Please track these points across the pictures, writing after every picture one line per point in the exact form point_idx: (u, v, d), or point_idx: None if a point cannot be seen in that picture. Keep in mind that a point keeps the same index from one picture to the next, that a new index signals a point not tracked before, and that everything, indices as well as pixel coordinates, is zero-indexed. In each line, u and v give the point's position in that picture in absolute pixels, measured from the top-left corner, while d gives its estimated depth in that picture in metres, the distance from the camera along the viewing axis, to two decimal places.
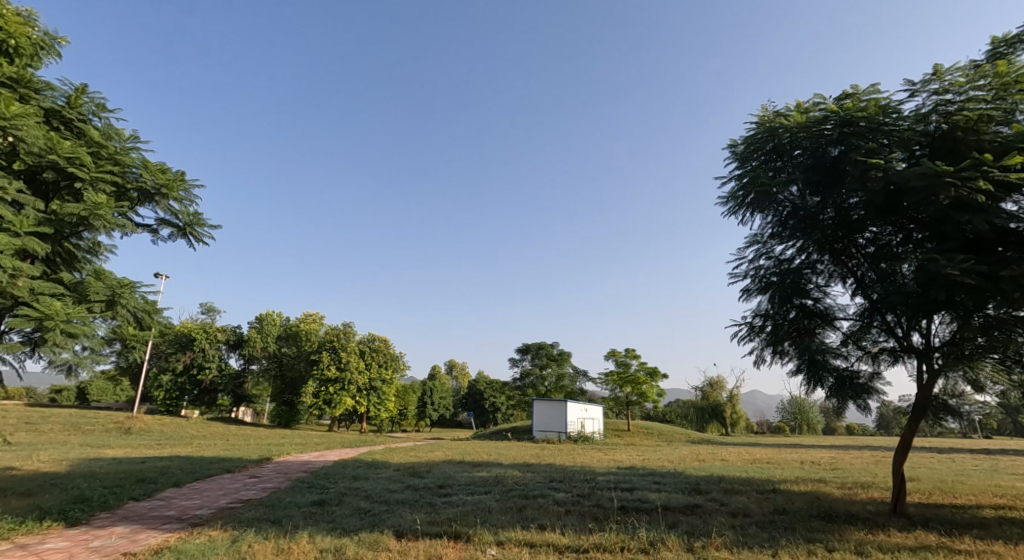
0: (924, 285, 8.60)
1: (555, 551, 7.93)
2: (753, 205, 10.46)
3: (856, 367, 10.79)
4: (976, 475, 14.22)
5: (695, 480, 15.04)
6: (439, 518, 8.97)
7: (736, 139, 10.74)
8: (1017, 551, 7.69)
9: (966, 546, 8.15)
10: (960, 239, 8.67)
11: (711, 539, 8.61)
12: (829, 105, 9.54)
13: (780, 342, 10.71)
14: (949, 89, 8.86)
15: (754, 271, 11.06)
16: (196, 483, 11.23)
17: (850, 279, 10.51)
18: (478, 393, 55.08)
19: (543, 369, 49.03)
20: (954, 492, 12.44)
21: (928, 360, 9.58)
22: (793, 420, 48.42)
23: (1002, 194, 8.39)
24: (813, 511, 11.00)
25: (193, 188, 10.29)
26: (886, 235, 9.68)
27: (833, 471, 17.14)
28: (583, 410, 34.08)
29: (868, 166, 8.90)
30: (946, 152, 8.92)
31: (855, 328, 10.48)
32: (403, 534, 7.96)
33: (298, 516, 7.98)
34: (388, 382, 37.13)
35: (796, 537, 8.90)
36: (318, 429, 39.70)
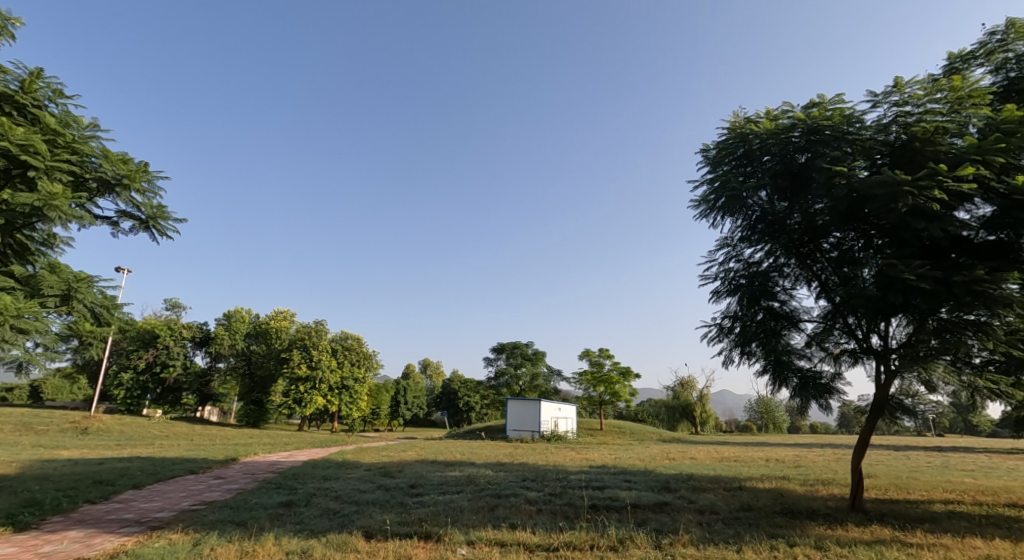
0: (883, 289, 8.94)
1: (525, 550, 8.02)
2: (724, 209, 10.65)
3: (819, 367, 11.15)
4: (929, 472, 14.82)
5: (664, 478, 15.32)
6: (409, 519, 8.98)
7: (709, 144, 10.98)
8: (964, 543, 8.07)
9: (917, 540, 8.51)
10: (917, 245, 9.03)
11: (678, 536, 8.82)
12: (797, 113, 9.84)
13: (748, 343, 10.97)
14: (908, 101, 9.21)
15: (723, 273, 11.33)
16: (156, 485, 10.99)
17: (815, 282, 10.84)
18: (452, 393, 54.95)
19: (518, 368, 49.16)
20: (908, 488, 12.95)
21: (885, 361, 9.93)
22: (760, 419, 49.62)
23: (956, 203, 8.79)
24: (777, 508, 11.34)
25: (157, 180, 10.08)
26: (849, 240, 10.04)
27: (797, 468, 17.67)
28: (556, 409, 34.32)
29: (833, 173, 9.19)
30: (905, 161, 9.29)
31: (819, 330, 10.82)
32: (373, 535, 7.96)
33: (264, 518, 7.90)
34: (360, 381, 36.78)
35: (759, 533, 9.17)
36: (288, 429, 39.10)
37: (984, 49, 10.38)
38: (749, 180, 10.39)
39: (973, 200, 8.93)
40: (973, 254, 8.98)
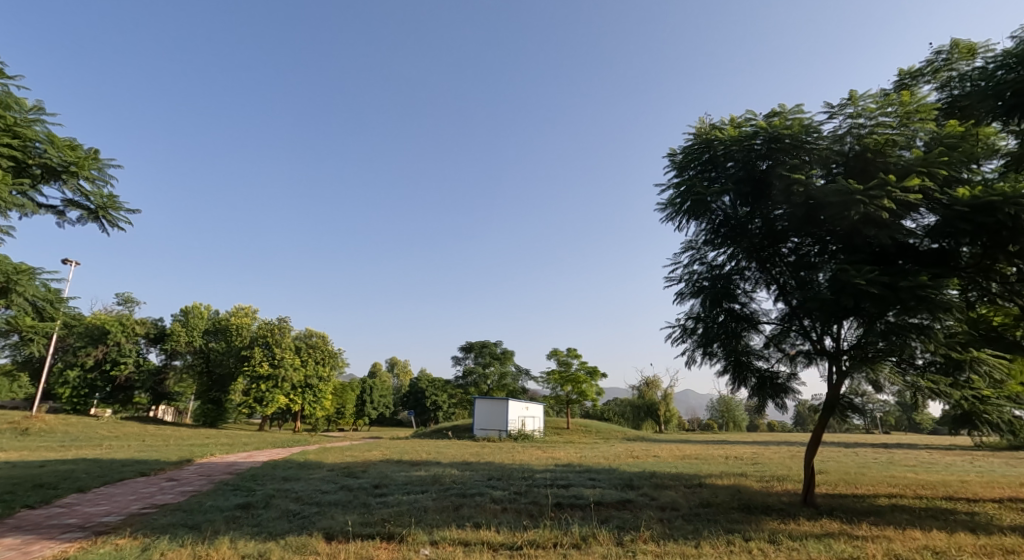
0: (836, 293, 9.28)
1: (489, 549, 8.08)
2: (689, 213, 10.86)
3: (776, 368, 11.52)
4: (876, 468, 15.53)
5: (628, 476, 15.61)
6: (372, 519, 8.94)
7: (676, 149, 11.20)
8: (905, 534, 8.50)
9: (863, 532, 8.92)
10: (867, 252, 9.46)
11: (640, 533, 9.01)
12: (760, 122, 10.11)
13: (709, 343, 11.24)
14: (862, 114, 9.60)
15: (687, 275, 11.62)
16: (103, 488, 10.63)
17: (774, 285, 11.08)
18: (420, 392, 54.60)
19: (486, 367, 49.13)
20: (855, 483, 13.56)
21: (837, 362, 10.42)
22: (721, 418, 51.01)
23: (904, 212, 9.16)
24: (734, 504, 11.71)
25: (107, 168, 9.81)
26: (806, 245, 10.42)
27: (754, 465, 18.26)
28: (524, 408, 34.47)
29: (792, 180, 9.57)
30: (858, 171, 9.67)
31: (776, 331, 11.17)
32: (334, 536, 7.89)
33: (220, 521, 7.75)
34: (325, 379, 36.24)
35: (717, 529, 9.46)
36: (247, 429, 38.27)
37: (931, 66, 11.04)
38: (713, 185, 10.65)
39: (918, 210, 9.34)
40: (919, 261, 9.43)
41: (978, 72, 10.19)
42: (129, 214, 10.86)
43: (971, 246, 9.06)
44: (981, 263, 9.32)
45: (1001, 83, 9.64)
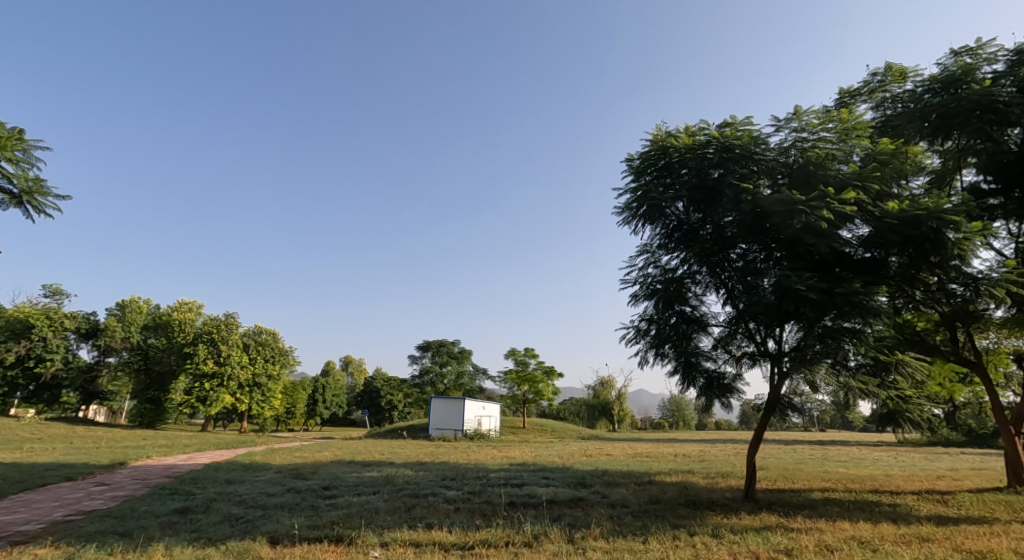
0: (779, 297, 9.67)
1: (441, 549, 8.09)
2: (645, 217, 11.09)
3: (723, 369, 11.85)
4: (812, 463, 16.38)
5: (580, 474, 15.88)
6: (321, 522, 8.81)
7: (633, 154, 11.41)
8: (836, 526, 8.99)
9: (798, 524, 9.40)
10: (808, 260, 9.92)
11: (590, 530, 9.21)
12: (712, 131, 10.52)
13: (661, 344, 11.51)
14: (805, 128, 10.08)
15: (642, 277, 11.89)
16: (24, 494, 10.06)
17: (722, 289, 11.45)
18: (374, 391, 53.82)
19: (443, 366, 48.83)
20: (793, 478, 14.26)
21: (778, 364, 10.87)
22: (672, 416, 52.55)
23: (840, 222, 9.66)
24: (681, 500, 12.11)
25: (31, 150, 10.71)
26: (753, 252, 10.80)
27: (701, 462, 18.92)
28: (480, 408, 34.49)
29: (741, 190, 9.95)
30: (801, 182, 10.13)
31: (724, 333, 11.55)
32: (279, 540, 7.74)
33: (154, 527, 7.47)
34: (274, 377, 35.41)
35: (664, 524, 9.76)
36: (187, 429, 37.15)
37: (868, 87, 11.70)
38: (668, 191, 10.89)
39: (853, 220, 9.76)
40: (852, 269, 9.95)
41: (909, 94, 10.88)
42: (53, 200, 11.61)
43: (898, 255, 9.66)
44: (907, 272, 9.96)
45: (928, 105, 10.35)
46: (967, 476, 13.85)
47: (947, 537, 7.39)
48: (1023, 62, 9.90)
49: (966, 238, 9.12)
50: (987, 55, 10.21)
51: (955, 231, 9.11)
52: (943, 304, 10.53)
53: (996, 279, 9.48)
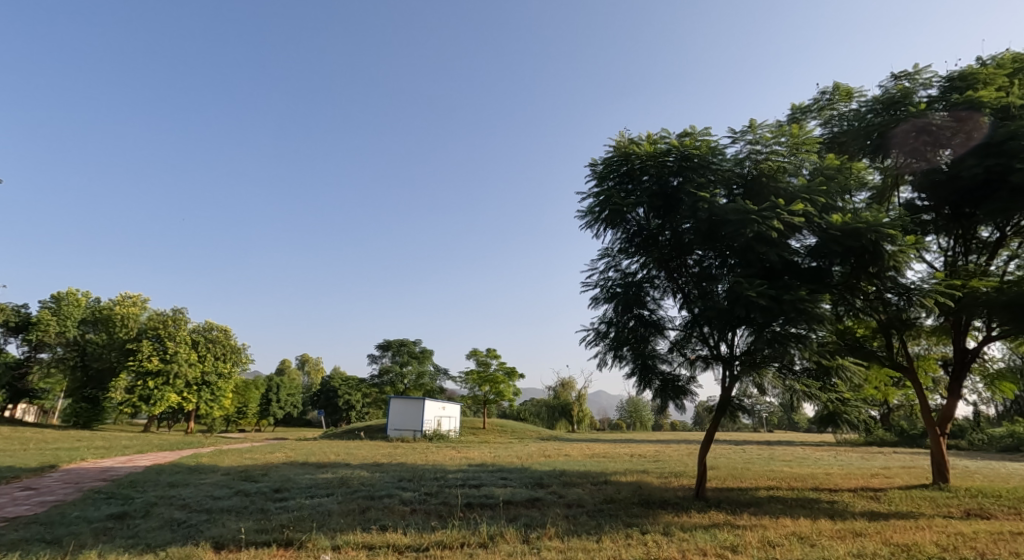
0: (731, 303, 10.00)
1: (394, 551, 8.03)
2: (607, 222, 11.22)
3: (678, 371, 12.02)
4: (759, 463, 16.99)
5: (538, 475, 16.00)
6: (270, 526, 8.61)
7: (596, 159, 11.48)
8: (778, 523, 9.35)
9: (743, 521, 9.73)
10: (759, 268, 10.23)
11: (546, 530, 9.31)
12: (673, 140, 10.72)
13: (620, 346, 11.67)
14: (759, 141, 10.45)
15: (602, 281, 12.03)
16: None
17: (679, 294, 11.68)
18: (332, 390, 52.78)
19: (404, 366, 48.31)
20: (741, 477, 14.74)
21: (730, 367, 11.18)
22: (630, 417, 53.57)
23: (789, 232, 10.03)
24: (635, 499, 12.36)
25: None
26: (709, 259, 11.08)
27: (656, 462, 19.34)
28: (440, 408, 34.28)
29: (698, 198, 10.22)
30: (754, 193, 10.47)
31: (680, 336, 11.79)
32: (224, 546, 7.53)
33: (87, 534, 7.15)
34: (225, 376, 34.33)
35: (617, 523, 9.94)
36: (123, 429, 36.02)
37: (818, 104, 12.24)
38: (630, 197, 11.05)
39: (801, 231, 10.15)
40: (799, 277, 10.34)
41: (854, 113, 11.47)
42: None
43: (841, 265, 10.12)
44: (848, 281, 10.41)
45: (870, 125, 11.07)
46: (899, 474, 14.67)
47: (878, 531, 7.79)
48: (954, 88, 10.61)
49: (901, 250, 9.70)
50: (923, 80, 10.85)
51: (892, 243, 9.67)
52: (881, 313, 11.11)
53: (927, 290, 10.11)
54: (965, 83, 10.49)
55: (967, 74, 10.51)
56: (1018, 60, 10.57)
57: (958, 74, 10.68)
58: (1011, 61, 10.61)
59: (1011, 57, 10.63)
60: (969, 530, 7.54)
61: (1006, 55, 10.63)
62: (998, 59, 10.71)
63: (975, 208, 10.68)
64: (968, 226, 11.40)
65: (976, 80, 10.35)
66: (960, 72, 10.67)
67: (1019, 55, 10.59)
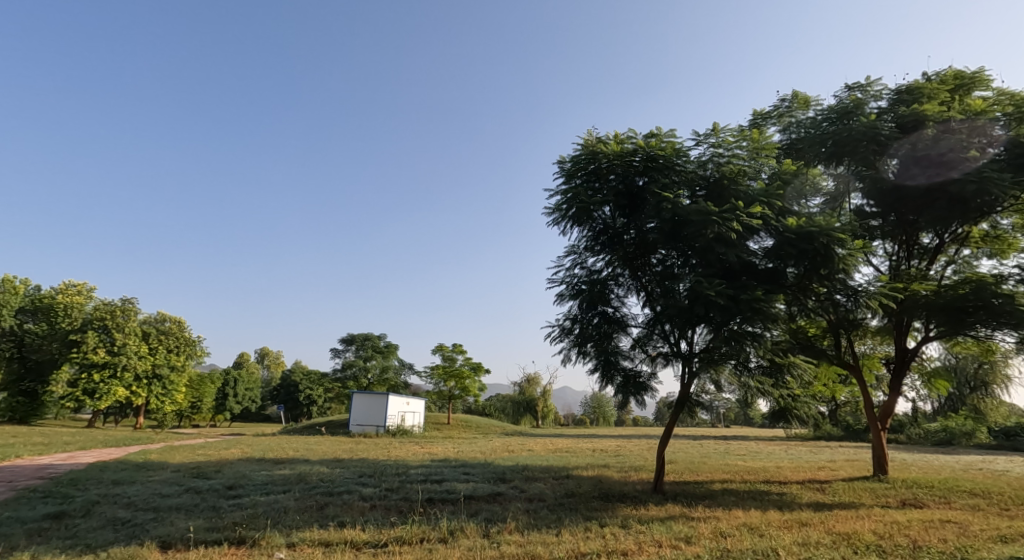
0: (691, 301, 10.20)
1: (352, 548, 7.93)
2: (574, 219, 11.21)
3: (639, 367, 12.12)
4: (715, 457, 17.50)
5: (501, 470, 16.04)
6: (221, 524, 8.38)
7: (565, 157, 11.42)
8: (730, 514, 9.64)
9: (697, 513, 9.97)
10: (718, 268, 10.45)
11: (506, 524, 9.35)
12: (639, 141, 10.74)
13: (584, 343, 11.74)
14: (722, 144, 10.70)
15: (568, 277, 12.09)
16: None
17: (643, 292, 11.81)
18: (292, 385, 51.55)
19: (367, 360, 47.76)
20: (698, 470, 15.14)
21: (689, 364, 11.38)
22: (593, 413, 54.40)
23: (748, 234, 10.28)
24: (595, 493, 12.55)
25: None
26: (671, 259, 11.23)
27: (616, 457, 19.69)
28: (404, 403, 34.01)
29: (663, 199, 10.37)
30: (715, 196, 10.66)
31: (642, 334, 11.92)
32: (171, 546, 7.30)
33: (22, 535, 6.82)
34: (177, 368, 33.47)
35: (577, 517, 10.08)
36: (66, 425, 34.35)
37: (777, 111, 12.62)
38: (597, 195, 11.07)
39: (759, 234, 10.42)
40: (756, 278, 10.63)
41: (810, 120, 11.81)
42: None
43: (795, 267, 10.40)
44: (802, 282, 10.68)
45: (825, 133, 11.37)
46: (842, 466, 15.34)
47: (821, 521, 8.10)
48: (902, 101, 11.08)
49: (849, 254, 10.07)
50: (875, 92, 11.31)
51: (841, 247, 10.00)
52: (831, 313, 11.55)
53: (873, 292, 10.51)
54: (912, 97, 10.98)
55: (914, 88, 10.99)
56: (960, 76, 11.10)
57: (905, 87, 11.17)
58: (954, 78, 11.14)
59: (954, 73, 11.15)
60: (903, 519, 7.95)
61: (949, 71, 11.16)
62: (943, 75, 11.23)
63: (918, 215, 11.27)
64: (912, 232, 11.95)
65: (922, 93, 10.85)
66: (907, 86, 11.15)
67: (961, 71, 11.12)
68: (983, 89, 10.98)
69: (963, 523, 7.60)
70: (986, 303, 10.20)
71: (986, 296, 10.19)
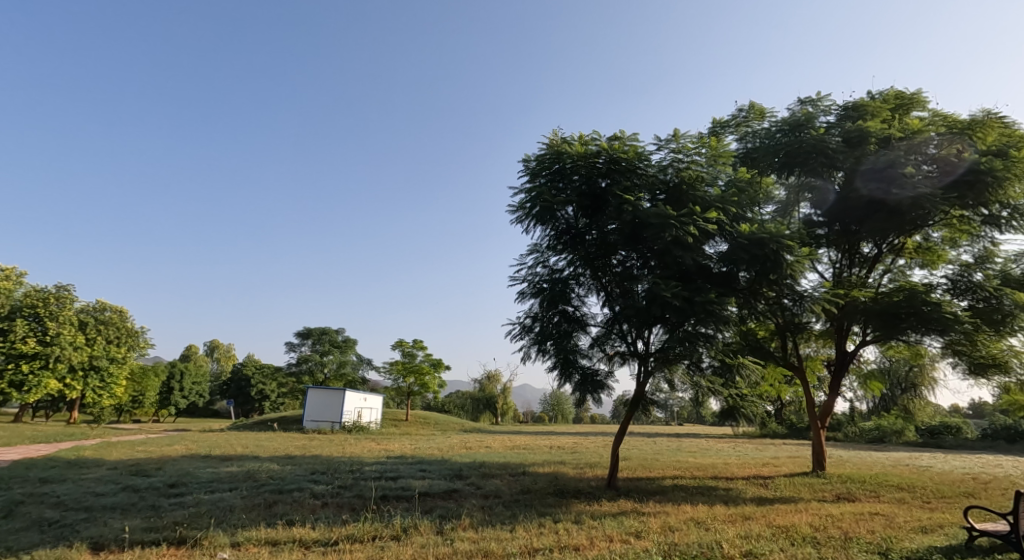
0: (648, 302, 10.35)
1: (301, 547, 7.74)
2: (537, 218, 11.20)
3: (597, 366, 12.22)
4: (667, 454, 17.90)
5: (458, 466, 15.98)
6: (161, 523, 8.06)
7: (530, 156, 11.44)
8: (679, 509, 9.88)
9: (648, 509, 10.18)
10: (675, 270, 10.66)
11: (461, 521, 9.32)
12: (603, 143, 10.85)
13: (543, 341, 11.79)
14: (681, 150, 10.88)
15: (530, 275, 12.12)
16: None
17: (603, 292, 11.91)
18: (243, 379, 49.90)
19: (324, 355, 46.73)
20: (650, 467, 15.47)
21: (644, 363, 11.60)
22: (552, 410, 54.94)
23: (704, 238, 10.54)
24: (550, 489, 12.65)
25: None
26: (631, 260, 11.39)
27: (572, 453, 19.90)
28: (361, 399, 33.44)
29: (624, 201, 10.51)
30: (674, 200, 10.87)
31: (601, 333, 12.03)
32: (105, 547, 6.98)
33: None
34: (116, 361, 32.10)
35: (531, 513, 10.14)
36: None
37: (735, 120, 12.98)
38: (561, 195, 11.09)
39: (715, 238, 10.69)
40: (710, 281, 10.91)
41: (765, 131, 12.15)
42: None
43: (746, 272, 10.70)
44: (753, 286, 11.02)
45: (778, 143, 11.72)
46: (785, 463, 15.98)
47: (763, 514, 8.40)
48: (848, 117, 11.58)
49: (797, 261, 10.41)
50: (824, 107, 11.77)
51: (790, 254, 10.35)
52: (779, 316, 11.97)
53: (817, 298, 10.92)
54: (857, 113, 11.50)
55: (859, 105, 11.49)
56: (900, 97, 11.72)
57: (852, 104, 11.67)
58: (895, 98, 11.74)
59: (895, 93, 11.75)
60: (837, 511, 8.33)
61: (891, 91, 11.75)
62: (885, 94, 11.80)
63: (860, 225, 11.85)
64: (853, 242, 12.53)
65: (867, 111, 11.36)
66: (854, 103, 11.65)
67: (901, 92, 11.73)
68: (920, 109, 11.61)
69: (890, 516, 8.02)
70: (917, 310, 10.77)
71: (917, 303, 10.77)
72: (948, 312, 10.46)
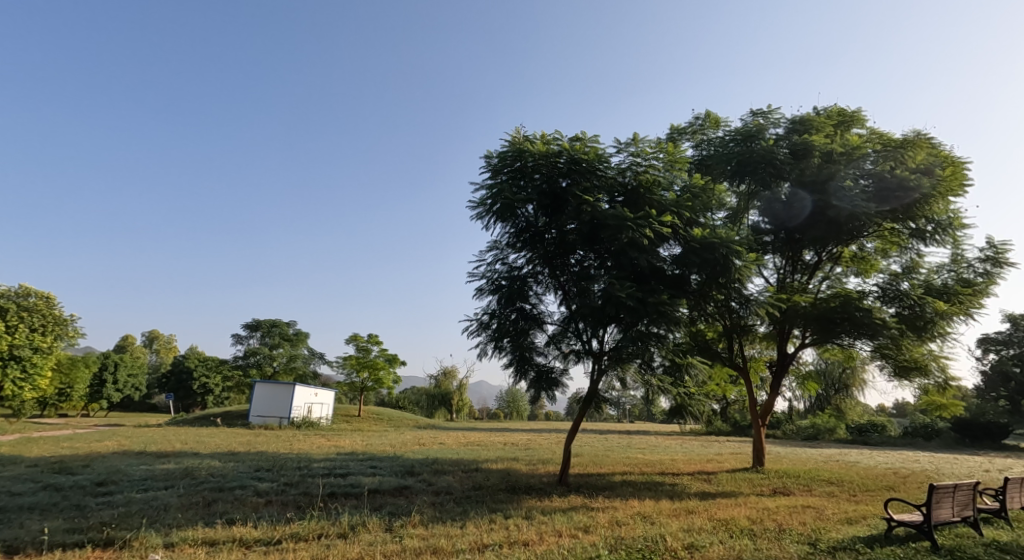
0: (603, 302, 10.43)
1: (241, 547, 7.42)
2: (497, 215, 11.10)
3: (552, 363, 12.24)
4: (617, 450, 18.21)
5: (409, 463, 15.74)
6: (85, 524, 7.57)
7: (492, 152, 11.34)
8: (626, 504, 10.02)
9: (597, 504, 10.29)
10: (629, 271, 10.79)
11: (411, 518, 9.15)
12: (565, 143, 10.85)
13: (500, 338, 11.72)
14: (640, 154, 10.96)
15: (489, 272, 12.02)
16: None
17: (560, 291, 11.90)
18: (185, 372, 47.86)
19: (273, 348, 45.39)
20: (601, 463, 15.67)
21: (598, 361, 11.70)
22: (507, 407, 55.17)
23: (658, 241, 10.71)
24: (502, 486, 12.61)
25: None
26: (588, 260, 11.46)
27: (526, 450, 19.97)
28: (312, 394, 32.59)
29: (582, 202, 10.59)
30: (631, 203, 10.99)
31: (557, 331, 12.06)
32: (20, 550, 6.50)
33: None
34: (42, 350, 30.07)
35: (482, 509, 10.07)
36: None
37: (691, 128, 13.24)
38: (521, 193, 11.03)
39: (668, 241, 10.88)
40: (663, 283, 11.08)
41: (719, 139, 12.44)
42: None
43: (697, 275, 10.92)
44: (703, 289, 11.26)
45: (730, 152, 11.99)
46: (727, 459, 16.53)
47: (705, 508, 8.60)
48: (795, 130, 11.96)
49: (745, 266, 10.70)
50: (773, 119, 12.13)
51: (738, 259, 10.63)
52: (726, 318, 12.32)
53: (762, 302, 11.26)
54: (803, 127, 11.89)
55: (805, 119, 11.90)
56: (842, 114, 12.25)
57: (799, 118, 12.06)
58: (837, 114, 12.27)
59: (837, 110, 12.28)
60: (773, 505, 8.63)
61: (834, 108, 12.27)
62: (828, 110, 12.31)
63: (804, 234, 12.35)
64: (796, 250, 13.03)
65: (811, 125, 11.78)
66: (800, 117, 12.05)
67: (843, 109, 12.27)
68: (859, 127, 12.16)
69: (821, 508, 8.39)
70: (851, 315, 11.29)
71: (851, 309, 11.30)
72: (878, 317, 11.10)
